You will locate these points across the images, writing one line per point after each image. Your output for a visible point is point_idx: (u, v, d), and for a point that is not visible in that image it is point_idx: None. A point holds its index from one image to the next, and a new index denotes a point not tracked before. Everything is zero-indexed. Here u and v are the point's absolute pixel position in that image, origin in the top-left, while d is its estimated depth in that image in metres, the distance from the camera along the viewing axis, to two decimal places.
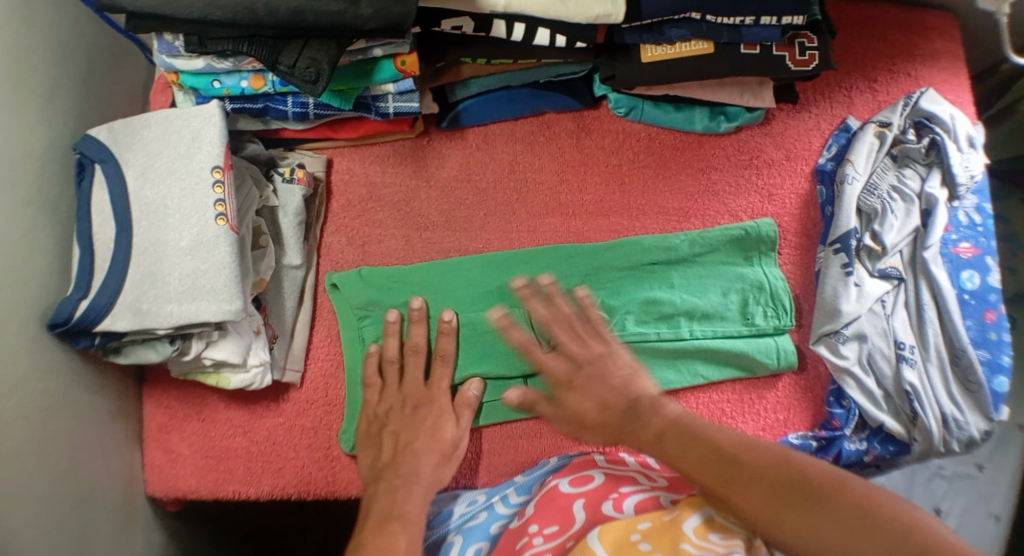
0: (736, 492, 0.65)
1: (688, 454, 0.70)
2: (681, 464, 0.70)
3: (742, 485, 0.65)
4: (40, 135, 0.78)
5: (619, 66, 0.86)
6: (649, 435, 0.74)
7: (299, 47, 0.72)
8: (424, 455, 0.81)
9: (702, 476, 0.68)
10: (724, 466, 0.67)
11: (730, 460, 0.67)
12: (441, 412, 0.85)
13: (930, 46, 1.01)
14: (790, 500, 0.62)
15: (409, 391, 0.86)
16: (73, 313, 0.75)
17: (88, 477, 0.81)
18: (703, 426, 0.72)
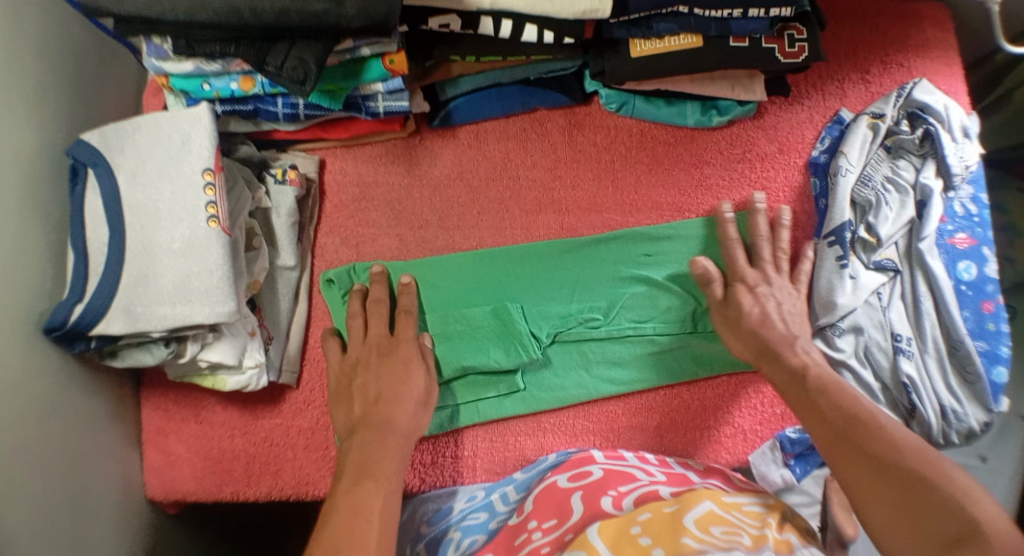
0: (844, 449, 0.70)
1: (812, 405, 0.75)
2: (803, 412, 0.76)
3: (853, 444, 0.70)
4: (33, 140, 0.78)
5: (608, 61, 0.86)
6: (780, 378, 0.80)
7: (287, 47, 0.73)
8: (398, 404, 0.79)
9: (819, 426, 0.74)
10: (846, 424, 0.72)
11: (850, 420, 0.72)
12: (406, 356, 0.83)
13: (922, 36, 1.00)
14: (892, 475, 0.66)
15: (373, 343, 0.84)
16: (67, 318, 0.76)
17: (87, 480, 0.81)
18: (836, 386, 0.76)
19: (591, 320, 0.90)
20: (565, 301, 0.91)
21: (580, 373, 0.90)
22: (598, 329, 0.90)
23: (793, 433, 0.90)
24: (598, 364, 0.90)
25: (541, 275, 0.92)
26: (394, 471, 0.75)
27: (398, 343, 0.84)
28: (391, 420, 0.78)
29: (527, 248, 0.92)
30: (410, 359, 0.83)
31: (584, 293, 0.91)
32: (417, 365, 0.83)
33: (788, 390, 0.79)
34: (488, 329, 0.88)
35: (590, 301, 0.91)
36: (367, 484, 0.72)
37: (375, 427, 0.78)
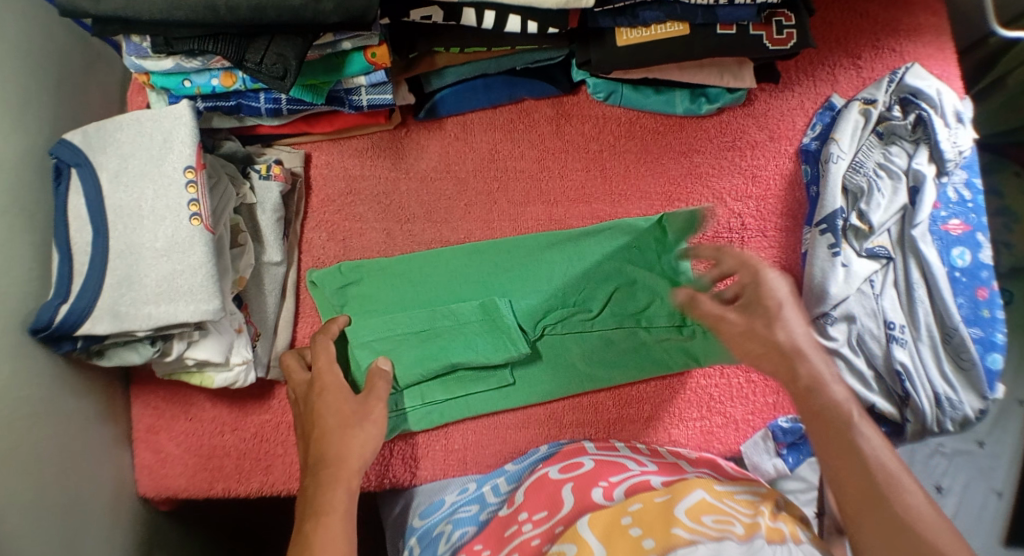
0: (865, 525, 0.59)
1: (840, 455, 0.62)
2: (827, 461, 0.63)
3: (873, 521, 0.58)
4: (14, 140, 0.77)
5: (593, 51, 0.85)
6: (811, 412, 0.66)
7: (266, 44, 0.72)
8: (330, 434, 0.74)
9: (845, 488, 0.61)
10: (873, 493, 0.59)
11: (879, 491, 0.59)
12: (331, 387, 0.78)
13: (913, 21, 0.99)
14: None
15: (302, 388, 0.81)
16: (53, 319, 0.75)
17: (78, 481, 0.81)
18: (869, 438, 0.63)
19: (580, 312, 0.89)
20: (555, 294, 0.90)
21: (569, 365, 0.90)
22: (587, 321, 0.90)
23: (784, 422, 0.90)
24: (588, 356, 0.90)
25: (530, 267, 0.91)
26: (344, 502, 0.69)
27: (320, 379, 0.80)
28: (338, 448, 0.73)
29: (515, 240, 0.92)
30: (339, 389, 0.78)
31: (573, 285, 0.91)
32: (349, 395, 0.78)
33: (817, 428, 0.65)
34: (476, 324, 0.87)
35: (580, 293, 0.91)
36: (313, 523, 0.67)
37: (318, 461, 0.72)
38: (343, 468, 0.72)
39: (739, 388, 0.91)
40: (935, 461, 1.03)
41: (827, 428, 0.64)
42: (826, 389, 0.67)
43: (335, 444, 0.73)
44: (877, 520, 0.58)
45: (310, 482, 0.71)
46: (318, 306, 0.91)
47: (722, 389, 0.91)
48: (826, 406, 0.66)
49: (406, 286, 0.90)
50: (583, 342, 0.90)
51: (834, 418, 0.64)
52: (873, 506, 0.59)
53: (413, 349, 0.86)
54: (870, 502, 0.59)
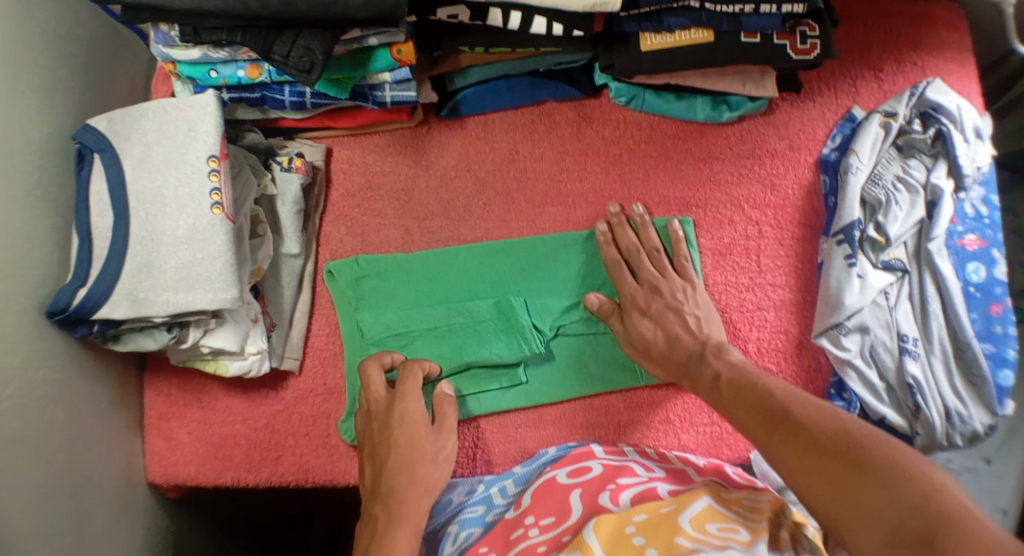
0: (779, 452, 0.69)
1: (739, 401, 0.76)
2: (732, 417, 0.76)
3: (784, 446, 0.68)
4: (39, 124, 0.78)
5: (618, 57, 0.86)
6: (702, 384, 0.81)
7: (294, 37, 0.73)
8: (398, 472, 0.77)
9: (749, 426, 0.73)
10: (770, 419, 0.71)
11: (779, 417, 0.71)
12: (412, 419, 0.80)
13: (937, 35, 0.99)
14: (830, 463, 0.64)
15: (380, 404, 0.82)
16: (70, 302, 0.76)
17: (89, 463, 0.82)
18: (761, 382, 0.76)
19: (596, 316, 0.90)
20: (573, 297, 0.91)
21: (580, 367, 0.90)
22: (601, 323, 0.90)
23: None
24: (599, 356, 0.90)
25: (546, 270, 0.92)
26: (410, 546, 0.71)
27: (404, 409, 0.81)
28: (410, 486, 0.76)
29: (535, 242, 0.92)
30: (419, 420, 0.80)
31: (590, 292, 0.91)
32: (426, 426, 0.81)
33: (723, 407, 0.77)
34: (491, 322, 0.88)
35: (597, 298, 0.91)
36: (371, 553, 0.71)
37: (388, 493, 0.76)
38: (412, 508, 0.75)
39: None
40: None
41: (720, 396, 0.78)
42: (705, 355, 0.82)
43: (409, 480, 0.77)
44: (783, 435, 0.69)
45: (381, 512, 0.75)
46: (333, 298, 0.92)
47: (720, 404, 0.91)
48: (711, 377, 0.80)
49: (421, 282, 0.90)
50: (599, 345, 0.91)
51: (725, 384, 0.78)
52: (780, 429, 0.70)
53: (430, 343, 0.88)
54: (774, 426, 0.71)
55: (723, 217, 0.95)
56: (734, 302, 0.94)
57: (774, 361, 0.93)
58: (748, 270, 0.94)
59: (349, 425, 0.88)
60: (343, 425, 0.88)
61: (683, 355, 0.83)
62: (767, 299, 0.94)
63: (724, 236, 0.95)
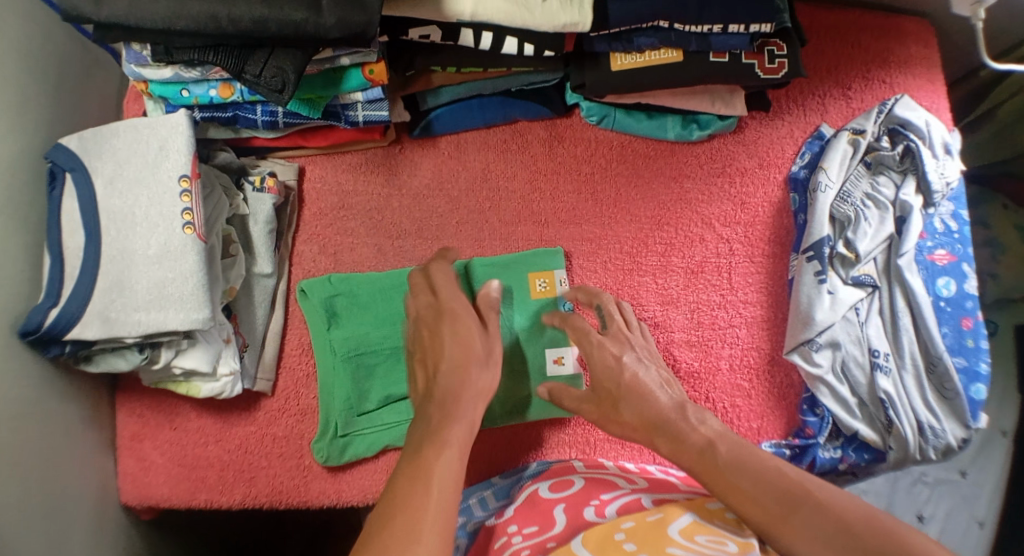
0: (795, 531, 0.61)
1: (734, 488, 0.66)
2: (735, 505, 0.65)
3: (798, 525, 0.61)
4: (9, 144, 0.78)
5: (588, 74, 0.86)
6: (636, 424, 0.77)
7: (266, 57, 0.73)
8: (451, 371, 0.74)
9: (753, 516, 0.64)
10: (783, 500, 0.63)
11: (787, 494, 0.64)
12: (461, 318, 0.78)
13: (904, 53, 1.00)
14: (762, 499, 0.64)
15: (428, 310, 0.80)
16: (43, 322, 0.76)
17: (61, 484, 0.81)
18: (688, 429, 0.73)
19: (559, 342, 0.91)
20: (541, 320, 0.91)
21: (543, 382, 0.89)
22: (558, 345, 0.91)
23: (769, 447, 0.90)
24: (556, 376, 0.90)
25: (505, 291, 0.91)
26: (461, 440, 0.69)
27: (445, 304, 0.80)
28: (464, 385, 0.73)
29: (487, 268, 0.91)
30: (467, 316, 0.79)
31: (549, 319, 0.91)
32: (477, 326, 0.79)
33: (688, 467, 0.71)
34: None
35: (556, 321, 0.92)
36: (418, 466, 0.65)
37: (441, 399, 0.72)
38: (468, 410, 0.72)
39: (723, 413, 0.92)
40: (917, 490, 1.02)
41: (707, 464, 0.69)
42: (652, 397, 0.77)
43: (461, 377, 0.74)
44: (794, 512, 0.62)
45: (435, 413, 0.71)
46: (305, 317, 0.91)
47: None
48: (648, 414, 0.76)
49: (394, 298, 0.90)
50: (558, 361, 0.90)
51: (719, 456, 0.69)
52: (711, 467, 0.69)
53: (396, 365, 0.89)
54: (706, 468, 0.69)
55: (694, 235, 0.96)
56: (705, 320, 0.94)
57: (746, 378, 0.93)
58: (720, 287, 0.95)
59: (323, 443, 0.87)
60: (316, 443, 0.87)
61: (655, 413, 0.76)
62: (739, 316, 0.94)
63: (696, 254, 0.95)
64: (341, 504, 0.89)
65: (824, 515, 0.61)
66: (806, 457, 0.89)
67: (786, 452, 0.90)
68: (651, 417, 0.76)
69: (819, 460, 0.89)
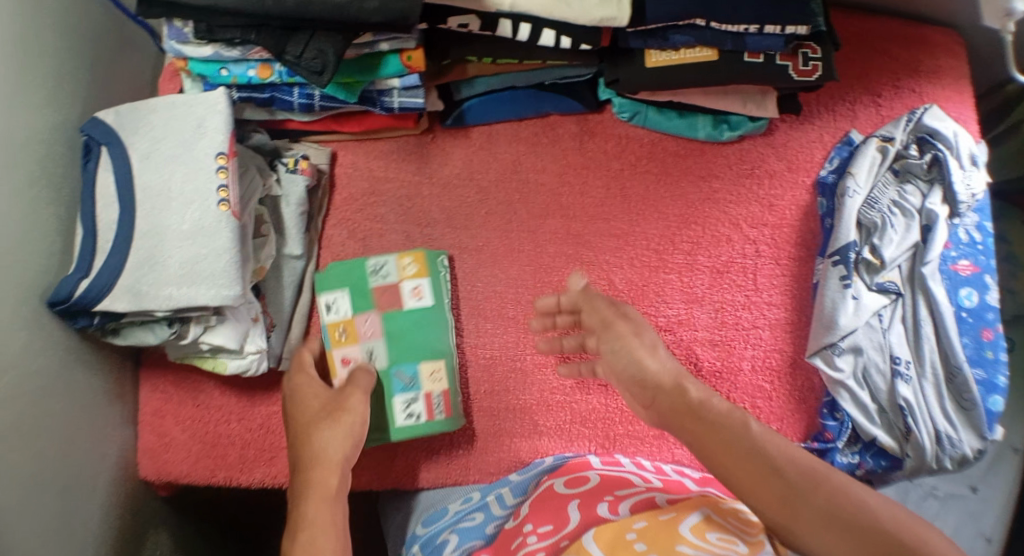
0: (802, 520, 0.60)
1: (746, 467, 0.64)
2: (743, 485, 0.63)
3: (804, 512, 0.60)
4: (46, 116, 0.79)
5: (622, 70, 0.87)
6: (694, 429, 0.68)
7: (307, 38, 0.73)
8: (326, 459, 0.75)
9: (761, 495, 0.62)
10: (795, 483, 0.62)
11: (801, 475, 0.62)
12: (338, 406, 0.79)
13: (935, 62, 1.00)
14: (773, 479, 0.62)
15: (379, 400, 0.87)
16: (73, 292, 0.76)
17: (80, 456, 0.81)
18: (726, 417, 0.68)
19: (371, 354, 0.89)
20: (375, 334, 0.89)
21: (423, 418, 0.87)
22: (391, 373, 0.88)
23: None
24: (406, 421, 0.87)
25: (363, 305, 0.90)
26: (328, 522, 0.70)
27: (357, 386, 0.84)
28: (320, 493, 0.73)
29: (338, 287, 0.90)
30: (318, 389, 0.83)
31: (427, 330, 0.90)
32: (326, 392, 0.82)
33: (699, 439, 0.67)
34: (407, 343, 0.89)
35: (432, 334, 0.90)
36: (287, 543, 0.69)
37: (297, 495, 0.73)
38: (325, 513, 0.71)
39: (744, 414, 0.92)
40: (928, 503, 1.01)
41: (723, 446, 0.66)
42: (709, 404, 0.69)
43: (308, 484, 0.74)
44: (811, 507, 0.60)
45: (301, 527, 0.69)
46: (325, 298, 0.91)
47: None
48: (693, 411, 0.69)
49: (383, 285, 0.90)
50: (434, 379, 0.88)
51: (738, 440, 0.65)
52: (727, 438, 0.66)
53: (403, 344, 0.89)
54: (721, 438, 0.66)
55: (721, 235, 0.96)
56: (728, 320, 0.94)
57: (766, 379, 0.93)
58: (745, 288, 0.95)
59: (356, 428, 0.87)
60: None
61: (694, 402, 0.70)
62: (761, 318, 0.94)
63: (722, 254, 0.96)
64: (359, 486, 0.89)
65: (836, 501, 0.60)
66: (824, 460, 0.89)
67: None
68: (696, 406, 0.69)
69: (838, 464, 0.89)
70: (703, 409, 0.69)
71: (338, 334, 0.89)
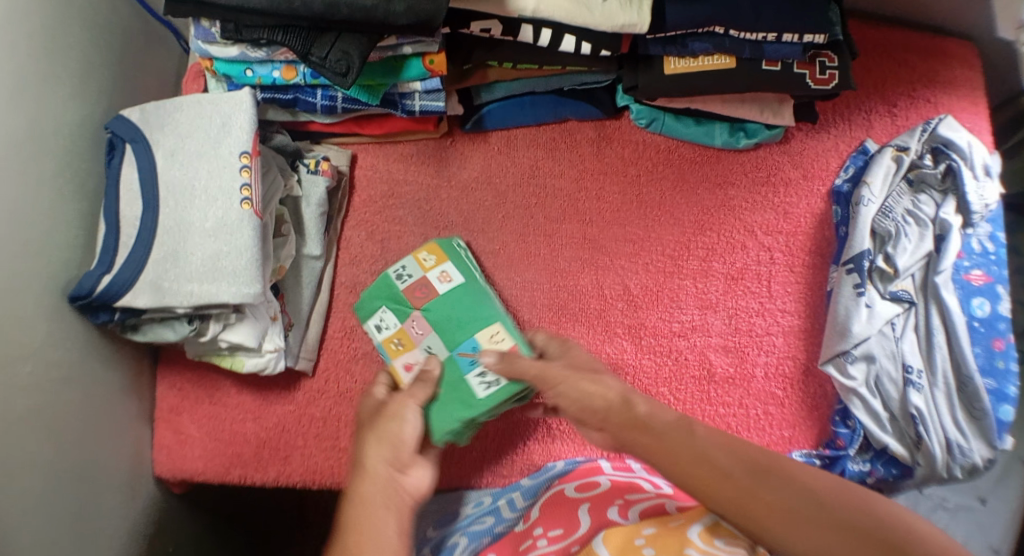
0: (775, 518, 0.57)
1: (704, 473, 0.60)
2: (706, 491, 0.60)
3: (773, 508, 0.57)
4: (72, 113, 0.79)
5: (641, 75, 0.88)
6: (649, 444, 0.64)
7: (333, 40, 0.74)
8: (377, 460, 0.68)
9: (728, 501, 0.59)
10: (757, 480, 0.59)
11: (762, 471, 0.60)
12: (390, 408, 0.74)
13: (949, 74, 1.01)
14: (739, 480, 0.59)
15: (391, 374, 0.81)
16: (95, 288, 0.77)
17: (97, 450, 0.82)
18: (664, 424, 0.65)
19: (432, 351, 0.84)
20: (429, 327, 0.86)
21: (503, 373, 0.80)
22: (458, 356, 0.83)
23: (800, 455, 0.90)
24: (487, 390, 0.80)
25: (401, 313, 0.87)
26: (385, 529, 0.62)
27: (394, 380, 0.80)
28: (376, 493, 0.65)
29: (379, 302, 0.88)
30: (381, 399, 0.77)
31: (476, 301, 0.85)
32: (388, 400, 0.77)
33: (654, 453, 0.63)
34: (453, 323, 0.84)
35: (481, 303, 0.85)
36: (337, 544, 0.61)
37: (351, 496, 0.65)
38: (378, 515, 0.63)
39: (755, 420, 0.92)
40: (937, 514, 1.01)
41: (672, 449, 0.62)
42: (657, 417, 0.66)
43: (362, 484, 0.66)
44: (773, 495, 0.58)
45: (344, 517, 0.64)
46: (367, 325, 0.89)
47: (739, 419, 0.92)
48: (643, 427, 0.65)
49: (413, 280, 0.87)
50: (497, 341, 0.83)
51: (689, 446, 0.62)
52: (678, 445, 0.63)
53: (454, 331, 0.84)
54: (671, 447, 0.63)
55: (736, 241, 0.97)
56: (742, 326, 0.95)
57: (780, 386, 0.94)
58: (759, 295, 0.96)
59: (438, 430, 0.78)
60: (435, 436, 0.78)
61: (647, 418, 0.66)
62: (775, 324, 0.95)
63: (736, 261, 0.96)
64: None
65: (804, 494, 0.58)
66: (836, 467, 0.89)
67: (816, 462, 0.90)
68: (646, 422, 0.66)
69: (849, 472, 0.89)
70: (651, 422, 0.66)
71: (394, 346, 0.86)
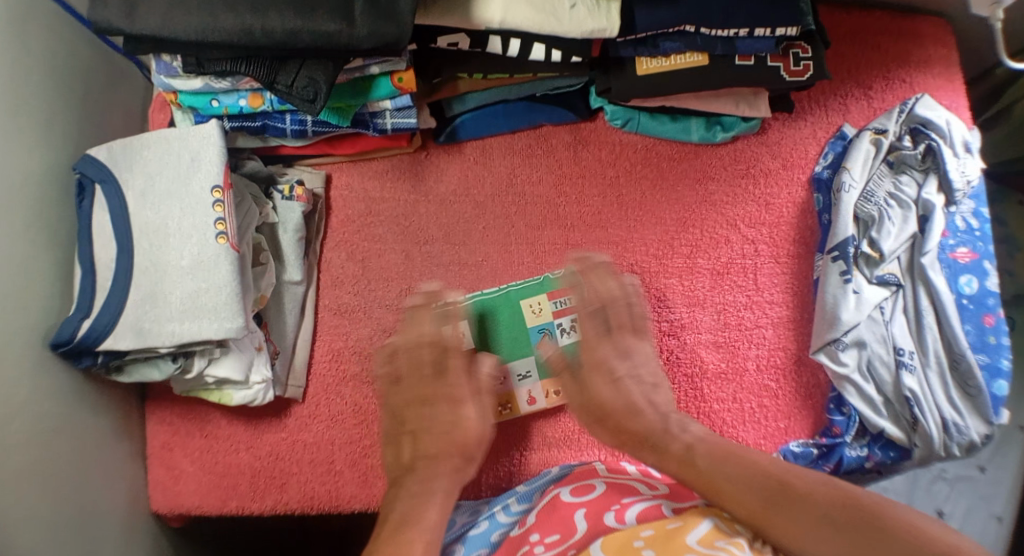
0: (781, 526, 0.66)
1: (719, 486, 0.71)
2: (720, 500, 0.70)
3: (782, 518, 0.66)
4: (37, 159, 0.78)
5: (613, 79, 0.87)
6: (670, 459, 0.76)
7: (298, 67, 0.73)
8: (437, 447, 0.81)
9: (741, 511, 0.68)
10: (767, 495, 0.68)
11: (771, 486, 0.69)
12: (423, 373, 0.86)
13: (923, 52, 1.00)
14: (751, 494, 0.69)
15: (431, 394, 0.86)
16: (75, 334, 0.76)
17: (92, 496, 0.81)
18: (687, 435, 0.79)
19: (524, 374, 0.90)
20: (502, 370, 0.90)
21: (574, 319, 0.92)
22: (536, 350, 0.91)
23: (796, 447, 0.90)
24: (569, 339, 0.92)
25: None
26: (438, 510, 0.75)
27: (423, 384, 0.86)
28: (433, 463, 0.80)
29: None
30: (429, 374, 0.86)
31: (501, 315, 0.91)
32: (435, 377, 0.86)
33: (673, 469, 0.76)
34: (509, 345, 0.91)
35: (505, 316, 0.91)
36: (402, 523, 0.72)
37: (418, 473, 0.79)
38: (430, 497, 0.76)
39: (750, 413, 0.92)
40: (938, 487, 1.01)
41: (692, 467, 0.74)
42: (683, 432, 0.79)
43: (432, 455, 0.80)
44: (787, 515, 0.66)
45: (412, 482, 0.78)
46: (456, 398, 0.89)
47: (734, 413, 0.93)
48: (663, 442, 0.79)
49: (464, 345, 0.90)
50: (539, 309, 0.91)
51: (709, 463, 0.73)
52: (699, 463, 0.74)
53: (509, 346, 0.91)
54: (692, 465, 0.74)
55: (719, 237, 0.96)
56: (731, 320, 0.94)
57: (773, 378, 0.93)
58: (746, 289, 0.95)
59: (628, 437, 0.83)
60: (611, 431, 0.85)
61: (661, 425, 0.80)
62: (764, 317, 0.94)
63: (721, 256, 0.96)
64: (372, 509, 0.89)
65: (809, 505, 0.66)
66: (833, 456, 0.89)
67: (813, 452, 0.90)
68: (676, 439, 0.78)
69: (846, 459, 0.88)
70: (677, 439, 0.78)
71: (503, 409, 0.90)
